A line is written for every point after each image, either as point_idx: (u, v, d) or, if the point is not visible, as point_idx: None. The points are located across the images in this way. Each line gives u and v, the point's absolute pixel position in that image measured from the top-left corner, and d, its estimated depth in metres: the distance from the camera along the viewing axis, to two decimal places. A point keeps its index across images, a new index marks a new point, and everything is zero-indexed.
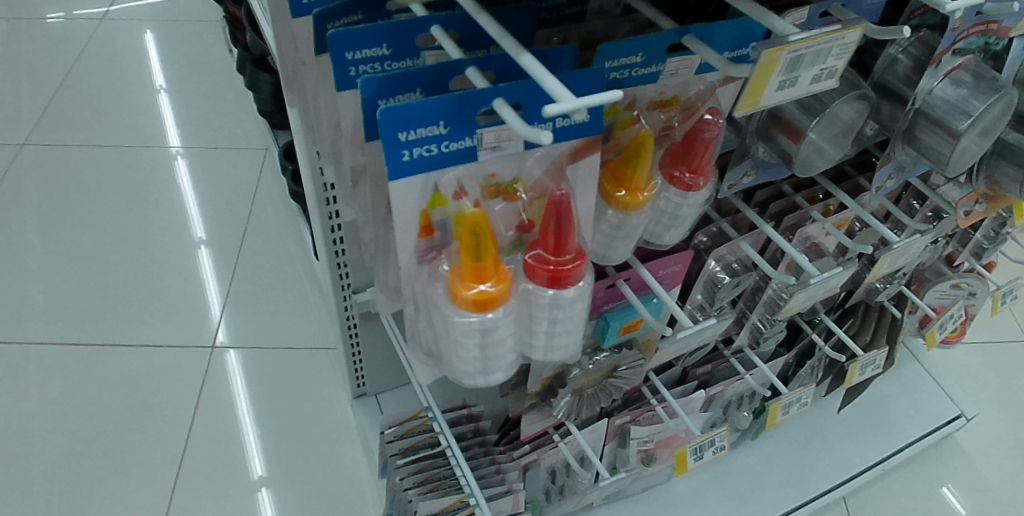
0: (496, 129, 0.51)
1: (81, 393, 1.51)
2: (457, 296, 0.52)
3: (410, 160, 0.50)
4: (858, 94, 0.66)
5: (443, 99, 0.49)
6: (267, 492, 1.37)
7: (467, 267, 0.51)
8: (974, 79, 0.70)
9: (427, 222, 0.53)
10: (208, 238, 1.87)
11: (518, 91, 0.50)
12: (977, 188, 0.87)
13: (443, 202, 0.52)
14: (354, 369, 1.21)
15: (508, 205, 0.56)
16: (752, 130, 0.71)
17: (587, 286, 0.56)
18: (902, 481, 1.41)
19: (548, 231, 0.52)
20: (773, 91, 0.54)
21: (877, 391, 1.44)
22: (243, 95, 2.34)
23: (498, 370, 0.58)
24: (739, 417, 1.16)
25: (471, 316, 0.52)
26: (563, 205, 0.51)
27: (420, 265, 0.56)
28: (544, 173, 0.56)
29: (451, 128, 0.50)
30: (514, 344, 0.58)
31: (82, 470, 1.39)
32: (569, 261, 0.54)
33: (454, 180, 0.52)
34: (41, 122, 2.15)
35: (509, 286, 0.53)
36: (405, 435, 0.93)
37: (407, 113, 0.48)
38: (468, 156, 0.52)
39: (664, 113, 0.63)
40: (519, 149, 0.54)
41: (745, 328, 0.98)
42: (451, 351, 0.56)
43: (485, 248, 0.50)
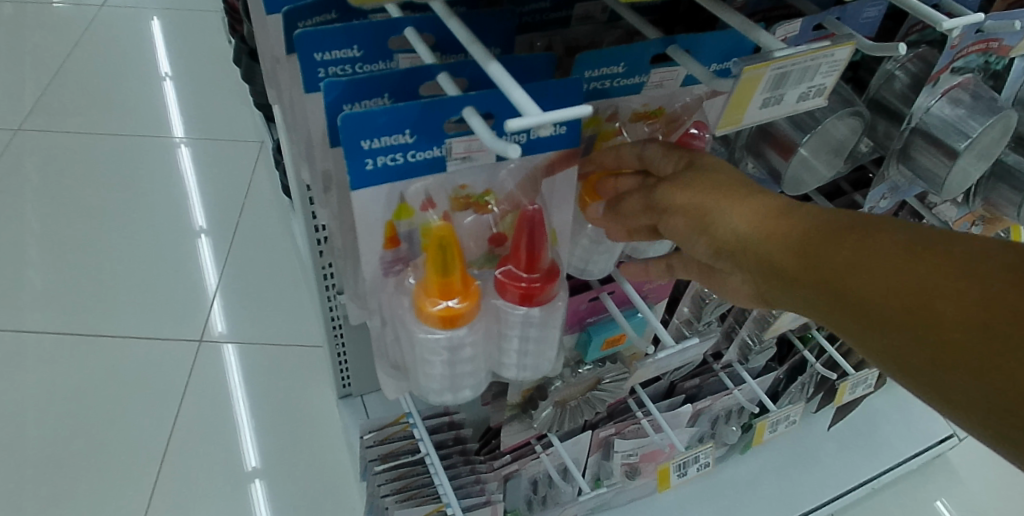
0: (466, 140, 0.49)
1: (67, 385, 1.49)
2: (423, 311, 0.51)
3: (374, 169, 0.48)
4: (852, 112, 0.64)
5: (409, 106, 0.47)
6: (260, 484, 1.35)
7: (432, 283, 0.50)
8: (972, 99, 0.68)
9: (393, 234, 0.52)
10: (207, 228, 1.86)
11: (489, 100, 0.48)
12: (972, 209, 0.85)
13: (409, 213, 0.51)
14: (340, 370, 1.20)
15: (480, 218, 0.55)
16: (742, 144, 0.70)
17: (558, 305, 0.55)
18: (891, 501, 1.43)
19: (520, 246, 0.52)
20: (757, 108, 0.53)
21: (871, 408, 1.47)
22: (241, 87, 2.32)
23: (467, 390, 0.57)
24: (727, 432, 1.13)
25: (438, 332, 0.51)
26: (535, 219, 0.51)
27: (386, 276, 0.54)
28: (516, 186, 0.55)
29: (417, 137, 0.48)
30: (483, 363, 0.56)
31: (66, 460, 1.37)
32: (541, 280, 0.53)
33: (421, 190, 0.51)
34: (37, 107, 2.13)
35: (478, 302, 0.52)
36: (384, 441, 0.91)
37: (372, 121, 0.46)
38: (437, 167, 0.50)
39: (648, 125, 0.61)
40: (489, 160, 0.52)
41: (734, 342, 1.03)
42: (418, 369, 0.55)
43: (452, 263, 0.49)
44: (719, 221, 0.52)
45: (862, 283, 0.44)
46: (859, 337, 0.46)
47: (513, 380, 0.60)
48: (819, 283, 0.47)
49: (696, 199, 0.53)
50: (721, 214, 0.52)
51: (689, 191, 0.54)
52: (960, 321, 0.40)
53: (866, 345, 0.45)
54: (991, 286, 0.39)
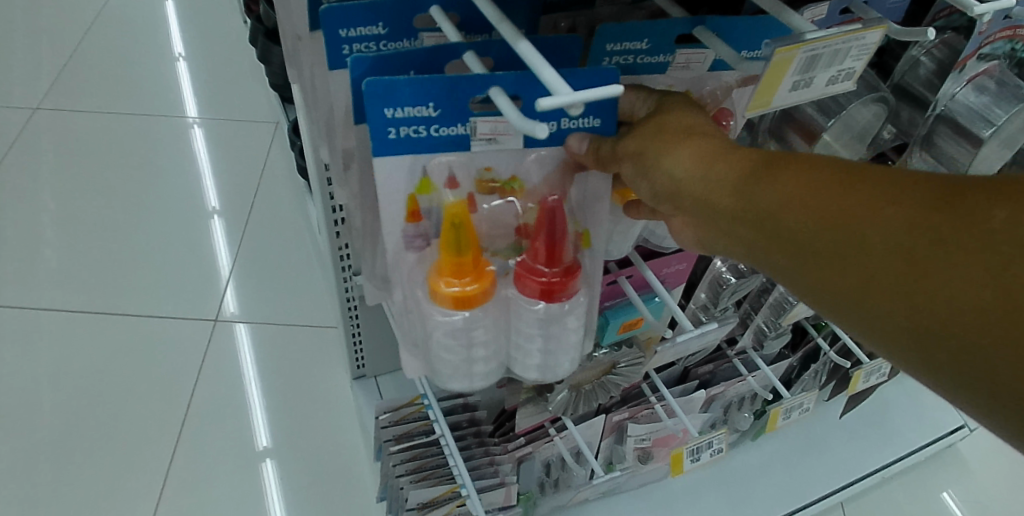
0: (491, 121, 0.52)
1: (84, 361, 1.51)
2: (435, 290, 0.53)
3: (396, 138, 0.51)
4: (876, 97, 0.63)
5: (436, 81, 0.49)
6: (271, 463, 1.37)
7: (446, 263, 0.52)
8: (998, 87, 0.67)
9: (414, 207, 0.54)
10: (222, 209, 1.87)
11: (517, 82, 0.50)
12: None
13: (431, 188, 0.53)
14: (354, 350, 1.22)
15: (504, 203, 0.58)
16: (765, 128, 0.69)
17: (574, 300, 0.57)
18: (903, 489, 1.44)
19: (540, 240, 0.54)
20: (787, 91, 0.53)
21: (882, 397, 1.49)
22: (255, 68, 2.32)
23: (478, 378, 0.60)
24: (739, 419, 1.13)
25: (448, 313, 0.54)
26: (555, 214, 0.53)
27: (407, 250, 0.56)
28: (541, 181, 0.58)
29: (440, 111, 0.51)
30: (494, 351, 0.59)
31: (84, 436, 1.39)
32: (559, 278, 0.55)
33: (444, 166, 0.53)
34: (54, 87, 2.14)
35: (488, 286, 0.54)
36: (399, 422, 0.91)
37: (397, 91, 0.49)
38: (461, 146, 0.53)
39: None
40: (516, 144, 0.54)
41: (749, 329, 1.03)
42: (430, 348, 0.57)
43: (464, 245, 0.51)
44: (662, 168, 0.50)
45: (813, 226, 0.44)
46: (802, 281, 0.46)
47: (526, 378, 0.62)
48: (766, 227, 0.46)
49: (644, 144, 0.51)
50: (665, 160, 0.50)
51: (640, 137, 0.52)
52: (911, 263, 0.40)
53: (807, 289, 0.46)
54: (943, 228, 0.40)
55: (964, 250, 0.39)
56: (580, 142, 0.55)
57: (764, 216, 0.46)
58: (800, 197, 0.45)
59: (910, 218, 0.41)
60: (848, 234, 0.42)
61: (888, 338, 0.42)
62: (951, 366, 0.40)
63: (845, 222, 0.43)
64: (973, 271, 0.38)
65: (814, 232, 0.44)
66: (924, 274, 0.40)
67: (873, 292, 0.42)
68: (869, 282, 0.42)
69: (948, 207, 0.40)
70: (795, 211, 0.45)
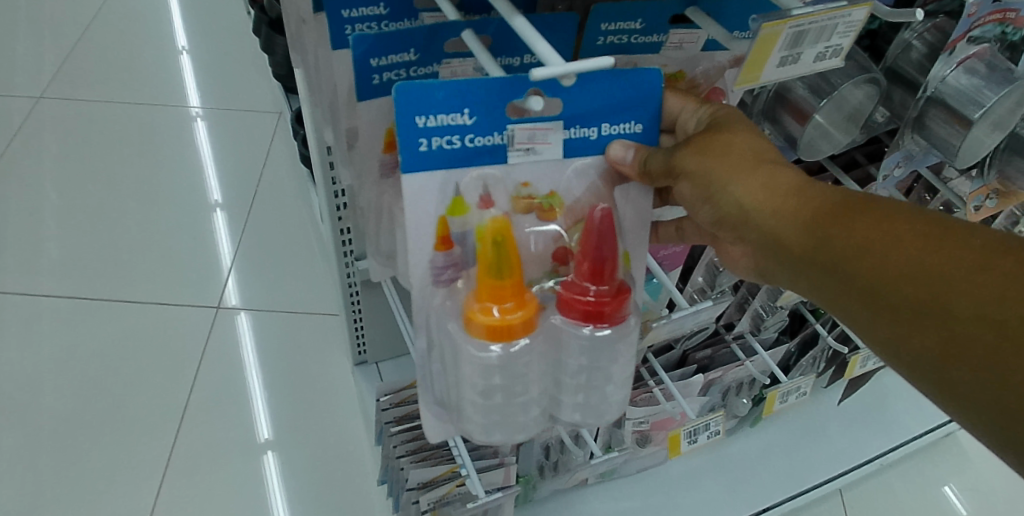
0: (529, 128, 0.56)
1: (89, 347, 1.53)
2: (472, 320, 0.54)
3: (428, 149, 0.54)
4: (867, 78, 0.65)
5: (466, 88, 0.53)
6: (273, 454, 1.38)
7: (485, 288, 0.54)
8: (988, 70, 0.67)
9: (446, 232, 0.56)
10: (224, 201, 1.87)
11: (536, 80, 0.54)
12: (988, 182, 0.84)
13: (464, 208, 0.56)
14: (356, 334, 1.24)
15: (546, 223, 0.60)
16: (759, 110, 0.71)
17: (625, 320, 0.58)
18: (901, 477, 1.45)
19: (584, 260, 0.55)
20: (774, 67, 0.55)
21: (881, 385, 1.51)
22: (259, 58, 2.33)
23: (516, 410, 0.62)
24: (737, 404, 1.14)
25: (486, 341, 0.55)
26: (604, 232, 0.54)
27: (436, 286, 0.58)
28: (584, 193, 0.61)
29: (473, 119, 0.54)
30: (540, 373, 0.61)
31: (87, 422, 1.41)
32: (608, 297, 0.56)
33: (477, 182, 0.56)
34: (59, 76, 2.16)
35: (528, 313, 0.55)
36: (400, 404, 0.94)
37: (431, 96, 0.52)
38: (497, 154, 0.56)
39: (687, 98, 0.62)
40: (557, 154, 0.58)
41: (747, 313, 1.07)
42: (467, 381, 0.59)
43: (505, 268, 0.53)
44: (729, 194, 0.55)
45: (879, 266, 0.48)
46: (854, 312, 0.51)
47: (573, 405, 0.65)
48: (828, 261, 0.51)
49: (706, 168, 0.55)
50: (729, 186, 0.55)
51: (703, 159, 0.56)
52: (970, 321, 0.44)
53: (853, 315, 0.51)
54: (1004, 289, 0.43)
55: (1003, 314, 0.43)
56: (625, 150, 0.58)
57: (828, 251, 0.51)
58: (869, 239, 0.49)
59: (972, 275, 0.44)
60: (895, 271, 0.47)
61: (933, 379, 0.47)
62: (991, 424, 0.44)
63: (895, 260, 0.47)
64: (1005, 332, 0.42)
65: (876, 271, 0.48)
66: (980, 330, 0.43)
67: (922, 337, 0.46)
68: (908, 316, 0.47)
69: (994, 263, 0.44)
70: (861, 249, 0.49)
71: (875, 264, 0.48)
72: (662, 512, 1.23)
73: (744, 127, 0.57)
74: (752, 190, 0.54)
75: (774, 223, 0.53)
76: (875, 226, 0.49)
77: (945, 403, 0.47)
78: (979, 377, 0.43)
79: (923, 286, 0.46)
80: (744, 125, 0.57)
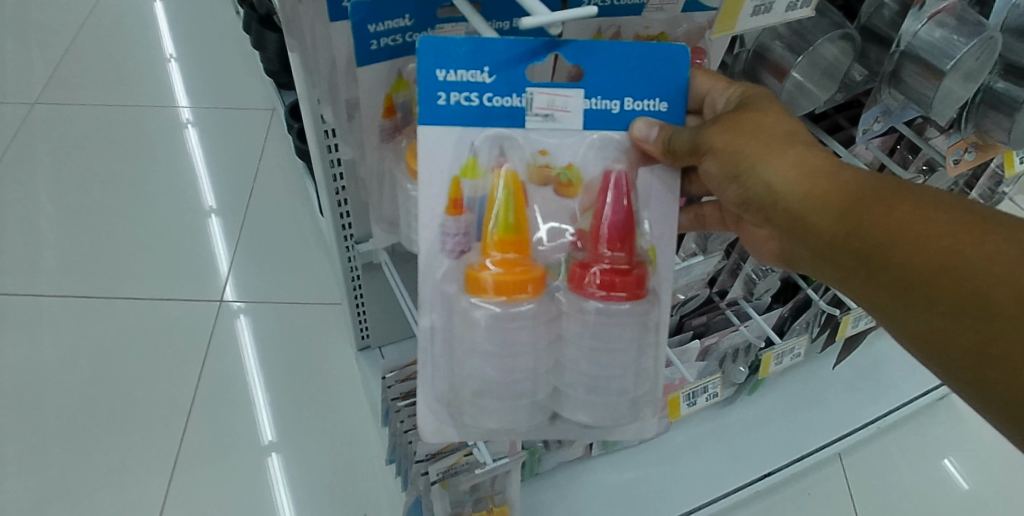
0: (546, 94, 0.61)
1: (95, 344, 1.56)
2: (475, 275, 0.59)
3: (446, 103, 0.60)
4: (841, 33, 0.70)
5: (485, 49, 0.58)
6: (276, 457, 1.38)
7: (491, 241, 0.59)
8: (958, 22, 0.70)
9: (457, 195, 0.61)
10: (218, 208, 1.87)
11: (548, 41, 0.59)
12: (965, 135, 0.89)
13: (476, 168, 0.61)
14: (359, 320, 1.26)
15: (556, 195, 0.65)
16: (740, 69, 0.76)
17: (637, 298, 0.61)
18: (898, 440, 1.48)
19: (599, 225, 0.61)
20: (749, 16, 0.66)
21: (875, 352, 1.54)
22: (249, 56, 2.35)
23: (522, 391, 0.63)
24: (734, 371, 1.18)
25: (491, 298, 0.59)
26: (620, 189, 0.61)
27: (443, 254, 0.62)
28: (599, 170, 0.63)
29: (491, 78, 0.59)
30: (544, 345, 0.63)
31: (97, 418, 1.44)
32: (621, 264, 0.61)
33: (489, 142, 0.61)
34: (51, 81, 2.17)
35: (533, 277, 0.60)
36: (405, 379, 0.97)
37: (453, 52, 0.58)
38: (513, 114, 0.61)
39: (711, 79, 0.67)
40: (576, 124, 0.62)
41: (739, 279, 1.13)
42: (476, 348, 0.62)
43: (518, 220, 0.59)
44: (760, 175, 0.59)
45: (907, 249, 0.52)
46: (873, 291, 0.55)
47: (576, 398, 0.65)
48: (855, 241, 0.54)
49: (736, 147, 0.60)
50: (760, 167, 0.59)
51: (735, 142, 0.60)
52: (989, 310, 0.49)
53: (873, 294, 0.55)
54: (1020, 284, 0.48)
55: (1017, 308, 0.48)
56: (649, 128, 0.61)
57: (856, 232, 0.54)
58: (898, 223, 0.53)
59: (994, 266, 0.49)
60: (922, 253, 0.51)
61: (944, 362, 0.52)
62: (996, 403, 0.50)
63: (923, 246, 0.51)
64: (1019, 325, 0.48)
65: (903, 254, 0.52)
66: (997, 319, 0.49)
67: (943, 323, 0.51)
68: (934, 300, 0.51)
69: (1015, 254, 0.49)
70: (890, 232, 0.53)
71: (903, 246, 0.52)
72: (665, 480, 1.26)
73: (772, 112, 0.61)
74: (783, 171, 0.58)
75: (802, 202, 0.57)
76: (905, 212, 0.53)
77: (954, 382, 0.53)
78: (998, 366, 0.49)
79: (947, 273, 0.50)
80: (773, 110, 0.61)
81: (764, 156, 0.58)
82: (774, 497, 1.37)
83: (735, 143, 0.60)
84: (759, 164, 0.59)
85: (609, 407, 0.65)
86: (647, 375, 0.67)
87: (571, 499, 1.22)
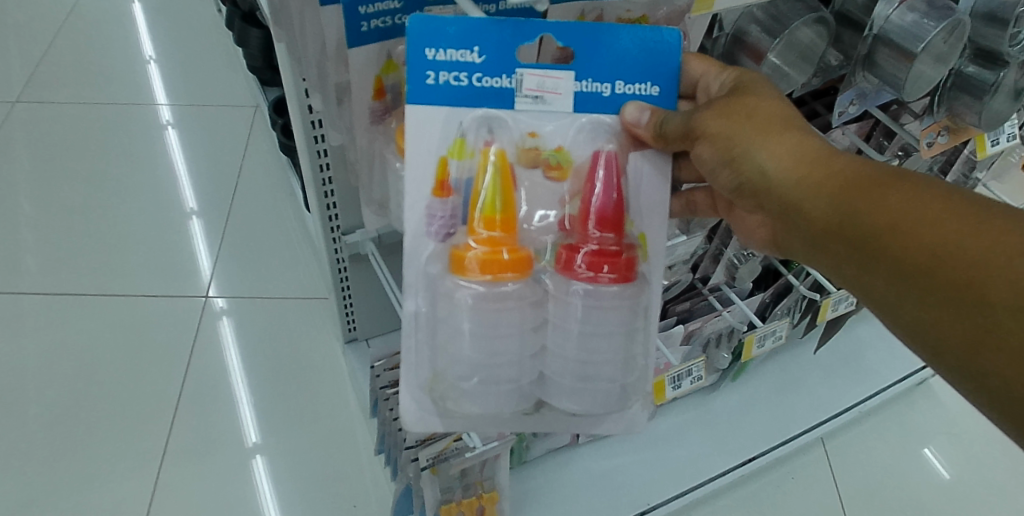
0: (534, 74, 0.63)
1: (79, 342, 1.55)
2: (460, 255, 0.60)
3: (434, 82, 0.62)
4: (815, 17, 0.73)
5: (476, 29, 0.61)
6: (262, 457, 1.38)
7: (475, 220, 0.61)
8: (927, 7, 0.73)
9: (444, 177, 0.63)
10: (200, 209, 1.86)
11: (536, 22, 0.62)
12: (938, 119, 0.93)
13: (464, 146, 0.63)
14: (346, 312, 1.27)
15: (544, 177, 0.66)
16: (719, 53, 0.79)
17: (628, 281, 0.62)
18: (878, 423, 1.51)
19: (586, 206, 0.62)
20: None
21: (855, 339, 1.57)
22: (230, 53, 2.34)
23: (506, 376, 0.64)
24: (717, 357, 1.19)
25: (476, 278, 0.60)
26: (608, 168, 0.62)
27: (429, 236, 0.64)
28: (587, 153, 0.65)
29: (481, 58, 0.62)
30: (531, 329, 0.64)
31: (83, 414, 1.43)
32: (610, 245, 0.62)
33: (476, 122, 0.63)
34: (30, 79, 2.15)
35: (518, 258, 0.60)
36: (394, 367, 0.97)
37: (442, 32, 0.61)
38: (502, 93, 0.63)
39: (704, 64, 0.69)
40: (566, 106, 0.64)
41: (721, 264, 1.12)
42: (463, 332, 0.63)
43: (505, 201, 0.60)
44: (752, 160, 0.61)
45: (893, 233, 0.53)
46: (862, 274, 0.56)
47: (563, 386, 0.66)
48: (845, 225, 0.56)
49: (729, 132, 0.62)
50: (753, 152, 0.60)
51: (730, 127, 0.62)
52: (972, 295, 0.49)
53: (865, 280, 0.56)
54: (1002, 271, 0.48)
55: (1000, 294, 0.48)
56: (640, 112, 0.63)
57: (845, 215, 0.56)
58: (886, 206, 0.54)
59: (979, 251, 0.50)
60: (908, 238, 0.53)
61: (930, 347, 0.53)
62: (976, 389, 0.50)
63: (914, 234, 0.52)
64: (1000, 310, 0.48)
65: (890, 237, 0.53)
66: (977, 304, 0.49)
67: (927, 306, 0.52)
68: (925, 288, 0.52)
69: (1003, 239, 0.49)
70: (879, 215, 0.54)
71: (890, 230, 0.53)
72: (651, 466, 1.28)
73: (769, 99, 0.63)
74: (777, 157, 0.60)
75: (795, 187, 0.59)
76: (893, 196, 0.54)
77: (940, 368, 0.53)
78: (977, 351, 0.49)
79: (932, 257, 0.51)
80: (770, 97, 0.63)
81: (758, 142, 0.60)
82: (757, 481, 1.39)
83: (732, 129, 0.62)
84: (754, 151, 0.60)
85: (597, 394, 0.66)
86: (636, 363, 0.68)
87: (560, 486, 1.24)
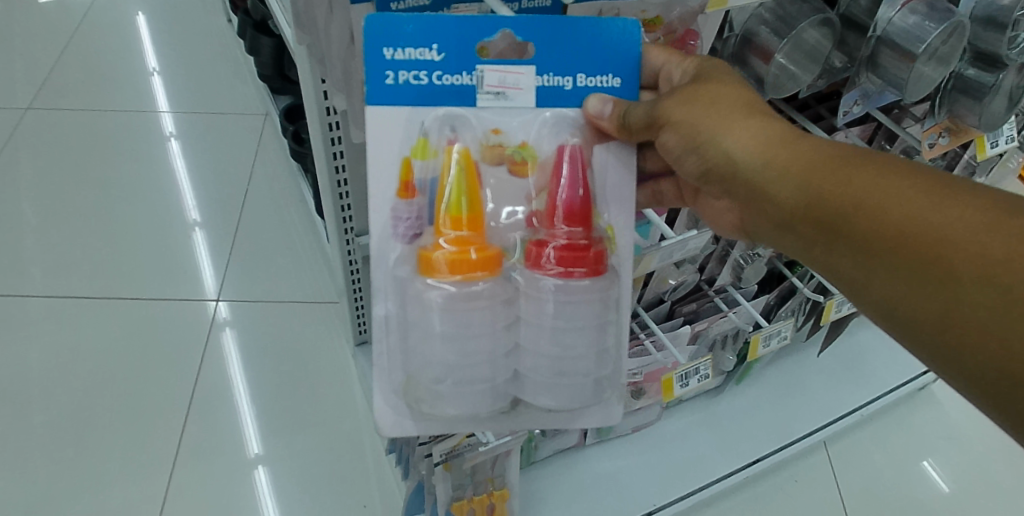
0: (494, 70, 0.65)
1: (92, 345, 1.57)
2: (429, 258, 0.61)
3: (394, 82, 0.65)
4: (821, 18, 0.76)
5: (431, 29, 0.64)
6: (262, 470, 1.38)
7: (444, 220, 0.62)
8: (928, 9, 0.76)
9: (407, 178, 0.65)
10: (202, 221, 1.86)
11: (488, 22, 0.64)
12: (939, 121, 0.96)
13: (426, 147, 0.65)
14: (357, 313, 1.30)
15: (509, 174, 0.68)
16: (729, 52, 0.82)
17: (598, 274, 0.63)
18: (881, 426, 1.53)
19: (552, 202, 0.64)
20: None
21: (857, 343, 1.59)
22: (240, 63, 2.37)
23: (478, 375, 0.64)
24: (723, 358, 1.22)
25: (446, 279, 0.61)
26: (573, 162, 0.64)
27: (397, 238, 0.66)
28: (551, 149, 0.67)
29: (437, 56, 0.64)
30: (503, 327, 0.65)
31: (94, 417, 1.45)
32: (580, 239, 0.63)
33: (435, 122, 0.66)
34: (43, 87, 2.19)
35: (488, 255, 0.61)
36: None
37: (400, 31, 0.63)
38: (463, 90, 0.65)
39: (665, 55, 0.71)
40: (530, 100, 0.66)
41: (727, 264, 1.15)
42: (434, 333, 0.63)
43: (472, 201, 0.62)
44: (718, 146, 0.63)
45: (857, 214, 0.56)
46: (830, 254, 0.59)
47: (540, 381, 0.66)
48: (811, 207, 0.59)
49: (693, 119, 0.64)
50: (719, 138, 0.63)
51: (694, 114, 0.64)
52: (933, 272, 0.52)
53: (834, 260, 0.59)
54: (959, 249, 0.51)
55: (961, 271, 0.51)
56: (603, 104, 0.65)
57: (812, 198, 0.58)
58: (849, 188, 0.56)
59: (937, 229, 0.52)
60: (870, 219, 0.55)
61: (897, 324, 0.56)
62: (941, 364, 0.53)
63: (879, 211, 0.55)
64: (960, 286, 0.51)
65: (853, 218, 0.56)
66: (938, 283, 0.52)
67: (891, 284, 0.55)
68: (892, 263, 0.54)
69: (958, 215, 0.52)
70: (842, 196, 0.57)
71: (853, 210, 0.56)
72: (657, 466, 1.30)
73: (729, 84, 0.65)
74: (741, 142, 0.62)
75: (761, 171, 0.61)
76: (853, 177, 0.56)
77: (908, 344, 0.56)
78: (941, 329, 0.52)
79: (893, 237, 0.54)
80: (731, 82, 0.65)
81: (723, 127, 0.62)
82: (761, 484, 1.40)
83: (697, 115, 0.64)
84: (719, 136, 0.63)
85: (572, 390, 0.66)
86: (610, 356, 0.69)
87: (567, 486, 1.25)
